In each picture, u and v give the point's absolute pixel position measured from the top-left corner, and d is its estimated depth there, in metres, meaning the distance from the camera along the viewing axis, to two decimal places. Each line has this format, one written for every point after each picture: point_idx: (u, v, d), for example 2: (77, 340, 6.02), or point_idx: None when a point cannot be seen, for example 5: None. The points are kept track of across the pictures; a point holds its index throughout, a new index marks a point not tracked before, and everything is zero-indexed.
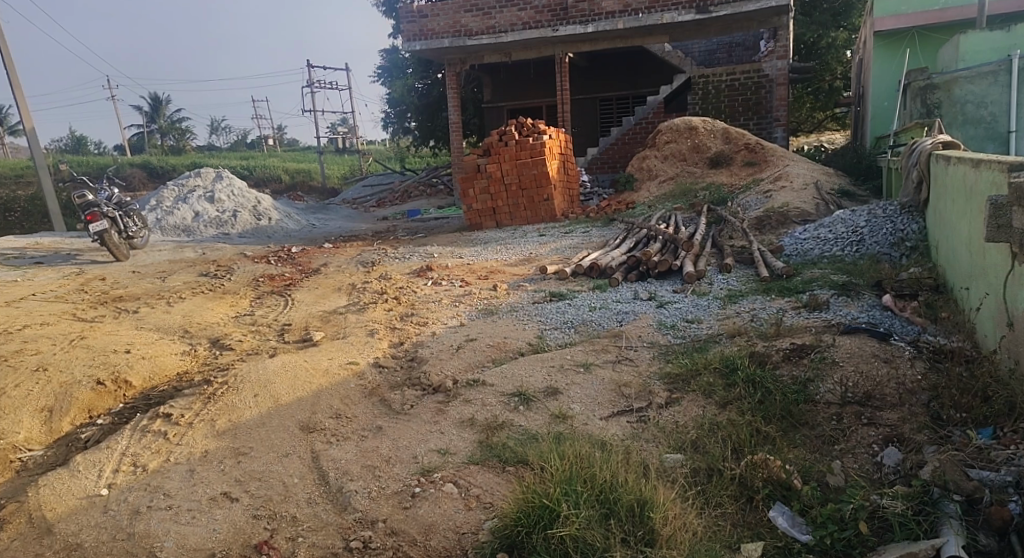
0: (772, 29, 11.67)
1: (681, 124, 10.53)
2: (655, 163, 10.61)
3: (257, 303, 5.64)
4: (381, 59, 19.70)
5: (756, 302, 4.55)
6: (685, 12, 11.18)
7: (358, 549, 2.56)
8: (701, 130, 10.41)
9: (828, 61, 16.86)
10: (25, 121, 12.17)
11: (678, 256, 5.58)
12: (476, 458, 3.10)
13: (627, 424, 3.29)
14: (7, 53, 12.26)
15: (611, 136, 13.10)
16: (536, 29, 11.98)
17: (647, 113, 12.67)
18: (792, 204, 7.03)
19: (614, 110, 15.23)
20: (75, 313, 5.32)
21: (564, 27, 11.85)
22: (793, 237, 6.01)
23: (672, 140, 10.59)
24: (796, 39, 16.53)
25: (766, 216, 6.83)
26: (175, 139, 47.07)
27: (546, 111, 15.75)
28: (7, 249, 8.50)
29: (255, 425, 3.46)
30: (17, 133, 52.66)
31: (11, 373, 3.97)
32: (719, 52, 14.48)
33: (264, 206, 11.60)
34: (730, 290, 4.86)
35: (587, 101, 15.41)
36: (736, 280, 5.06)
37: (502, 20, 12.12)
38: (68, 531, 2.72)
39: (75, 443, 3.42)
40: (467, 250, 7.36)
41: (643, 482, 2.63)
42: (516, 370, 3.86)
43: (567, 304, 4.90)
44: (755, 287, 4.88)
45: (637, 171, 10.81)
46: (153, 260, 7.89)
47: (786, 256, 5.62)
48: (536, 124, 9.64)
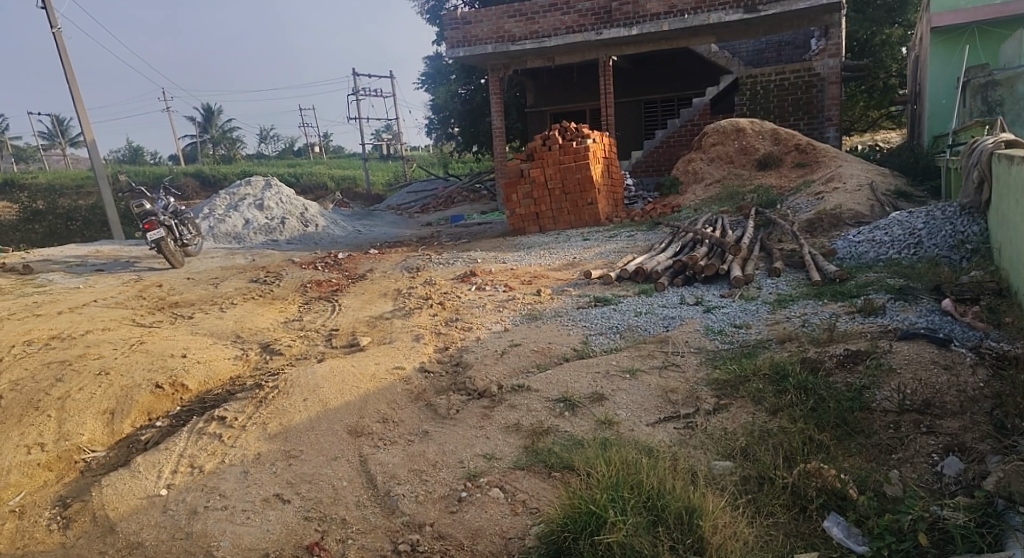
0: (824, 27, 11.35)
1: (728, 125, 10.36)
2: (700, 166, 10.45)
3: (305, 309, 5.75)
4: (424, 65, 19.97)
5: (808, 307, 4.43)
6: (734, 12, 10.97)
7: (406, 552, 2.59)
8: (749, 131, 10.23)
9: (883, 59, 16.40)
10: (85, 133, 12.66)
11: (725, 259, 5.48)
12: (522, 463, 3.11)
13: (675, 430, 3.25)
14: (70, 69, 12.80)
15: (656, 139, 12.97)
16: (579, 33, 11.92)
17: (692, 114, 12.51)
18: (844, 206, 6.85)
19: (658, 111, 15.07)
20: (134, 319, 5.51)
21: (608, 30, 11.72)
22: (846, 240, 5.84)
23: (718, 142, 10.43)
24: (848, 37, 16.09)
25: (817, 218, 6.67)
26: (226, 149, 48.59)
27: (589, 115, 15.67)
28: (70, 257, 8.85)
29: (304, 428, 3.53)
30: (78, 144, 55.19)
31: (76, 376, 4.12)
32: (768, 52, 14.29)
33: (312, 213, 11.87)
34: (779, 295, 4.75)
35: (631, 103, 15.30)
36: (785, 284, 4.95)
37: (546, 24, 12.14)
38: (129, 530, 2.82)
39: (135, 445, 3.53)
40: (511, 255, 7.38)
41: (692, 490, 2.61)
42: (561, 376, 3.84)
43: (611, 309, 4.86)
44: (806, 291, 4.76)
45: (682, 174, 10.68)
46: (207, 267, 8.11)
47: (839, 259, 5.48)
48: (580, 128, 9.61)
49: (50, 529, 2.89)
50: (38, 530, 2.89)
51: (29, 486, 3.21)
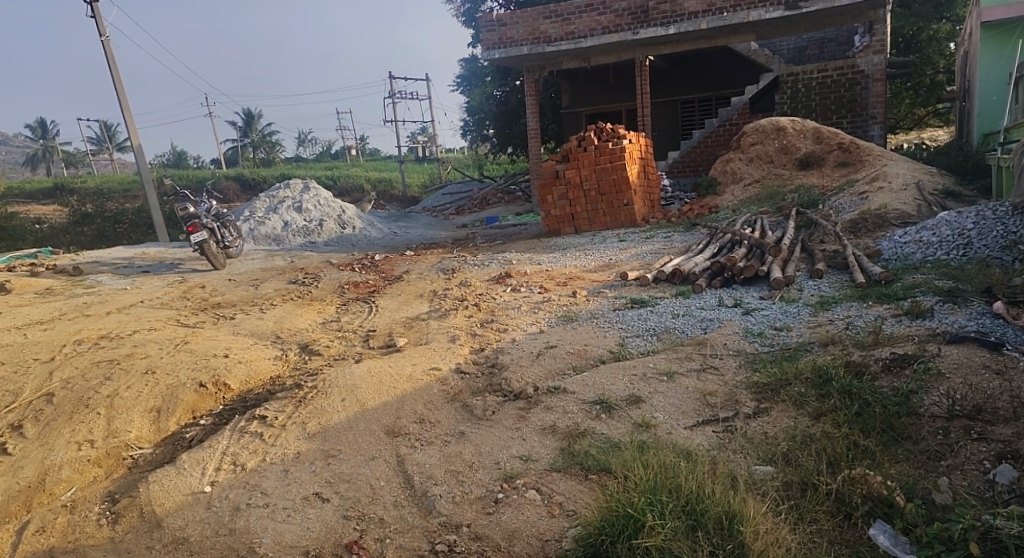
0: (868, 22, 11.11)
1: (768, 125, 10.23)
2: (739, 166, 10.34)
3: (343, 309, 5.83)
4: (459, 67, 20.10)
5: (852, 309, 4.34)
6: (774, 9, 10.79)
7: (443, 552, 2.60)
8: (789, 130, 10.07)
9: (930, 55, 15.95)
10: (133, 138, 13.04)
11: (764, 261, 5.39)
12: (558, 465, 3.10)
13: (713, 434, 3.21)
14: (119, 77, 13.21)
15: (693, 139, 12.85)
16: (615, 34, 11.87)
17: (731, 114, 12.37)
18: (890, 206, 6.69)
19: (696, 111, 14.93)
20: (178, 319, 5.63)
21: (644, 30, 11.63)
22: (892, 241, 5.70)
23: (758, 141, 10.30)
24: (893, 32, 15.74)
25: (861, 219, 6.53)
26: (265, 152, 49.70)
27: (625, 115, 15.58)
28: (117, 258, 9.13)
29: (343, 428, 3.57)
30: (125, 149, 57.09)
31: (124, 375, 4.23)
32: (809, 49, 14.08)
33: (349, 215, 12.04)
34: (821, 297, 4.66)
35: (668, 102, 15.19)
36: (828, 285, 4.86)
37: (582, 25, 12.09)
38: (176, 525, 2.89)
39: (180, 442, 3.61)
40: (545, 257, 7.38)
41: (732, 495, 2.58)
42: (597, 378, 3.81)
43: (648, 310, 4.82)
44: (850, 293, 4.66)
45: (720, 175, 10.58)
46: (247, 268, 8.27)
47: (884, 260, 5.36)
48: (616, 128, 9.57)
49: (100, 523, 2.97)
50: (89, 524, 2.97)
51: (79, 481, 3.31)
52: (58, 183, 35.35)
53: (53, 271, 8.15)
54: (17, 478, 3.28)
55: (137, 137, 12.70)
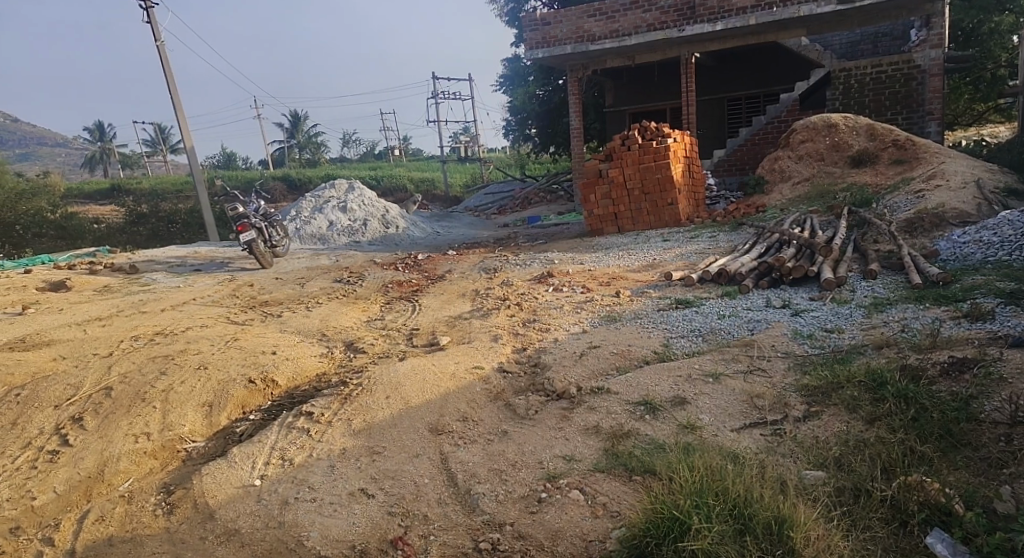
0: (925, 16, 10.88)
1: (819, 122, 10.02)
2: (788, 164, 10.16)
3: (387, 308, 5.90)
4: (502, 67, 20.20)
5: (908, 311, 4.21)
6: (826, 3, 10.52)
7: (488, 550, 2.62)
8: (842, 127, 9.84)
9: (993, 48, 15.28)
10: (186, 140, 13.44)
11: (814, 261, 5.27)
12: (602, 465, 3.08)
13: (761, 437, 3.15)
14: (172, 80, 13.63)
15: (740, 137, 12.67)
16: (660, 31, 11.72)
17: (780, 111, 12.17)
18: (948, 204, 6.45)
19: (743, 109, 14.70)
20: (228, 316, 5.77)
21: (691, 26, 11.44)
22: (950, 241, 5.54)
23: (808, 139, 10.09)
24: (952, 26, 15.27)
25: (917, 217, 6.33)
26: (312, 154, 50.96)
27: (670, 114, 15.50)
28: (170, 257, 9.41)
29: (388, 426, 3.61)
30: (178, 152, 59.12)
31: (177, 370, 4.35)
32: (863, 43, 13.69)
33: (392, 214, 12.16)
34: (875, 298, 4.54)
35: (715, 101, 15.00)
36: (883, 286, 4.73)
37: (626, 23, 11.96)
38: (228, 517, 2.96)
39: (231, 436, 3.70)
40: (588, 256, 7.35)
41: (782, 499, 2.54)
42: (642, 379, 3.78)
43: (694, 311, 4.76)
44: (905, 295, 4.53)
45: (768, 173, 10.42)
46: (294, 267, 8.43)
47: (942, 261, 5.20)
48: (661, 127, 9.49)
49: (155, 513, 3.05)
50: (145, 514, 3.06)
51: (136, 473, 3.41)
52: (115, 185, 36.72)
53: (110, 269, 8.42)
54: (78, 469, 3.39)
55: (190, 138, 13.08)
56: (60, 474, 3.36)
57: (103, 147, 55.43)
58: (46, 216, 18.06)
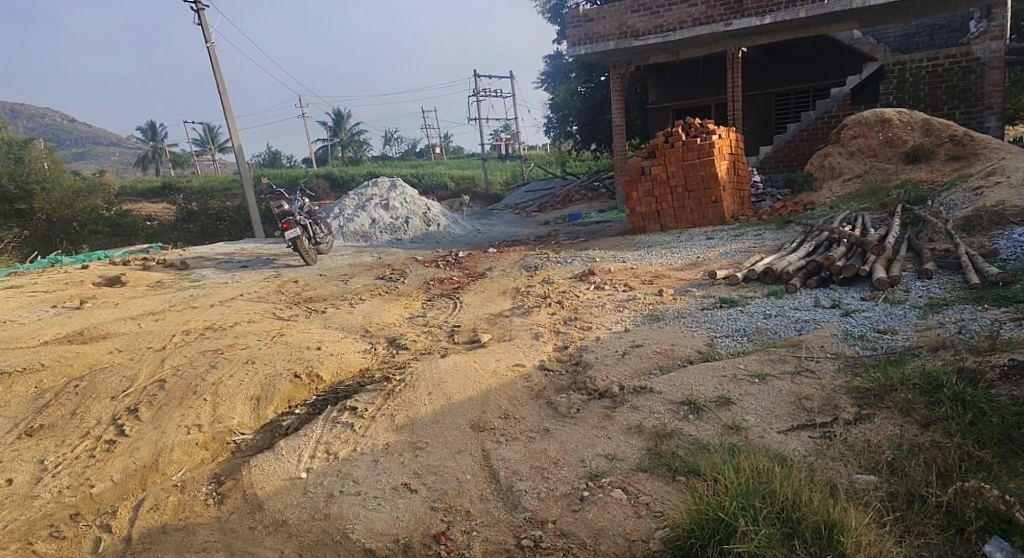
0: (986, 6, 10.59)
1: (871, 116, 9.81)
2: (838, 160, 10.00)
3: (428, 305, 5.94)
4: (545, 65, 20.27)
5: (966, 312, 4.08)
6: None
7: (531, 547, 2.63)
8: (896, 123, 9.62)
9: None
10: (233, 139, 13.77)
11: (866, 261, 5.14)
12: (644, 465, 3.06)
13: (810, 439, 3.09)
14: (222, 81, 13.97)
15: (787, 134, 12.46)
16: (707, 25, 11.50)
17: (830, 106, 11.94)
18: (1009, 202, 6.20)
19: (791, 104, 14.42)
20: (274, 312, 5.88)
21: (739, 20, 11.20)
22: (1010, 240, 5.34)
23: (860, 134, 9.88)
24: (1014, 17, 14.74)
25: (975, 216, 6.12)
26: (355, 151, 51.82)
27: (715, 110, 15.28)
28: (219, 254, 9.65)
29: (430, 422, 3.64)
30: (225, 151, 60.83)
31: (227, 364, 4.45)
32: (918, 36, 13.41)
33: (434, 212, 12.24)
34: (930, 299, 4.41)
35: (763, 96, 14.75)
36: (939, 287, 4.58)
37: (671, 18, 11.83)
38: (275, 508, 3.02)
39: (278, 430, 3.77)
40: (631, 254, 7.30)
41: (832, 503, 2.49)
42: (685, 378, 3.74)
43: (739, 311, 4.69)
44: (963, 295, 4.39)
45: (817, 170, 10.27)
46: (337, 264, 8.55)
47: (1002, 260, 5.02)
48: (705, 123, 9.37)
49: (207, 503, 3.13)
50: (197, 504, 3.14)
51: (188, 463, 3.50)
52: (166, 183, 37.82)
53: (163, 265, 8.66)
54: (134, 458, 3.50)
55: (237, 138, 13.38)
56: (117, 463, 3.47)
57: (152, 146, 57.35)
58: (102, 214, 18.90)
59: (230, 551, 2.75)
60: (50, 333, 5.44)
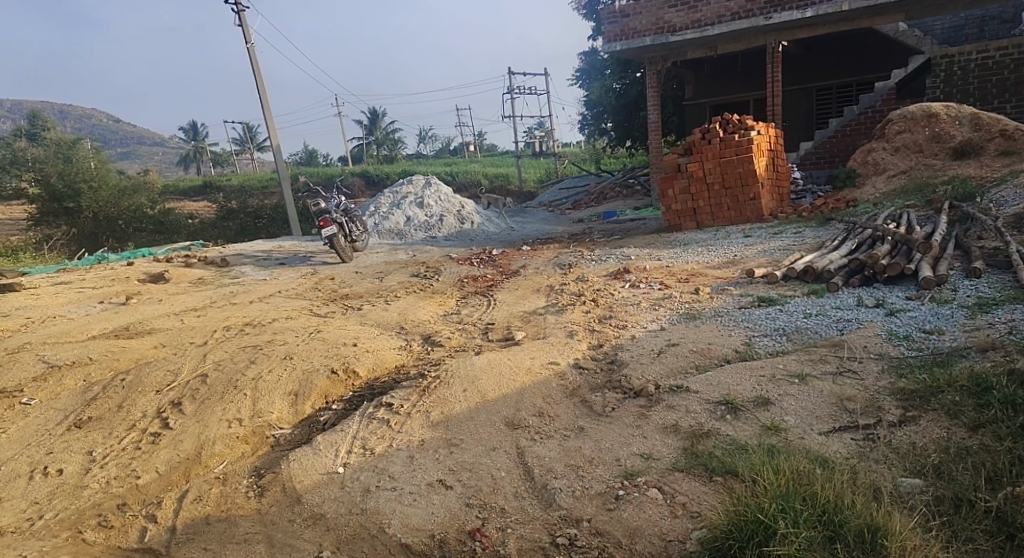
0: None
1: (918, 111, 9.61)
2: (883, 156, 9.81)
3: (463, 302, 5.97)
4: (579, 62, 20.22)
5: (1017, 313, 3.95)
6: None
7: (566, 545, 2.62)
8: (943, 117, 9.39)
9: None
10: (272, 138, 14.01)
11: (911, 258, 5.02)
12: (680, 465, 3.03)
13: (853, 441, 3.03)
14: (261, 81, 14.23)
15: (829, 129, 12.24)
16: (747, 20, 11.31)
17: (875, 100, 11.70)
18: None
19: (833, 99, 14.14)
20: (311, 309, 5.97)
21: (779, 14, 11.00)
22: None
23: (905, 130, 9.71)
24: None
25: None
26: (389, 150, 52.32)
27: (753, 106, 15.00)
28: (258, 251, 9.83)
29: (465, 419, 3.66)
30: (264, 150, 62.02)
31: (265, 359, 4.54)
32: (967, 28, 13.01)
33: (467, 210, 12.29)
34: (980, 298, 4.28)
35: (804, 91, 14.47)
36: (988, 286, 4.45)
37: (709, 12, 11.64)
38: (313, 502, 3.07)
39: (316, 425, 3.83)
40: (666, 252, 7.23)
41: (875, 506, 2.44)
42: (722, 378, 3.69)
43: (778, 309, 4.62)
44: (1013, 294, 4.25)
45: (861, 166, 10.12)
46: (373, 261, 8.64)
47: None
48: (744, 119, 9.25)
49: (248, 495, 3.19)
50: (239, 496, 3.20)
51: (230, 456, 3.57)
52: (206, 182, 38.61)
53: (203, 262, 8.85)
54: (178, 450, 3.59)
55: (276, 137, 13.62)
56: (161, 455, 3.56)
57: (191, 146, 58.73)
58: (146, 212, 19.41)
59: (270, 544, 2.80)
60: (97, 327, 5.60)
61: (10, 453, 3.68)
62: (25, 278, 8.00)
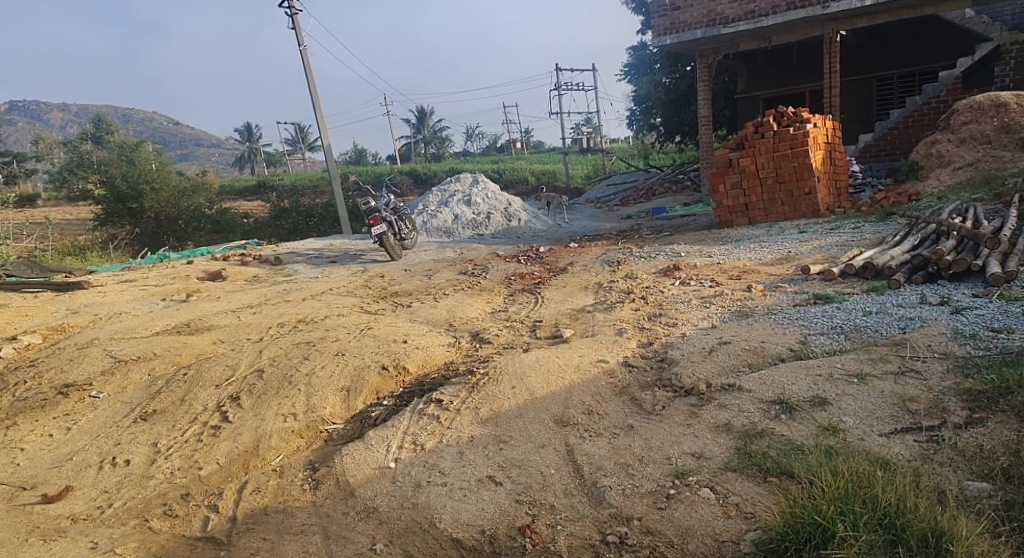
0: None
1: (986, 101, 9.28)
2: (947, 148, 9.48)
3: (510, 300, 6.00)
4: (627, 56, 19.97)
5: None
6: None
7: (616, 544, 2.62)
8: (1013, 106, 9.03)
9: None
10: (323, 138, 14.30)
11: (979, 254, 4.83)
12: (733, 465, 2.99)
13: (915, 443, 2.93)
14: (313, 82, 14.51)
15: (890, 120, 11.86)
16: (803, 8, 10.99)
17: (939, 90, 11.35)
18: None
19: (894, 89, 13.67)
20: (362, 306, 6.08)
21: (837, 2, 10.67)
22: None
23: (972, 120, 9.35)
24: None
25: None
26: (436, 148, 52.84)
27: (808, 97, 14.67)
28: (310, 249, 10.05)
29: (514, 415, 3.68)
30: (315, 150, 63.35)
31: (319, 355, 4.65)
32: None
33: (515, 208, 12.33)
34: None
35: (863, 82, 14.04)
36: None
37: (763, 2, 11.37)
38: (366, 495, 3.12)
39: (367, 420, 3.90)
40: (717, 249, 7.12)
41: (940, 511, 2.36)
42: (776, 377, 3.62)
43: (835, 307, 4.50)
44: None
45: (924, 158, 9.76)
46: (421, 259, 8.73)
47: None
48: (799, 112, 9.03)
49: (303, 488, 3.27)
50: (295, 488, 3.28)
51: (286, 449, 3.67)
52: (260, 181, 39.62)
53: (259, 260, 9.09)
54: (237, 443, 3.71)
55: (327, 136, 13.89)
56: (221, 447, 3.68)
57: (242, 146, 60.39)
58: (205, 212, 19.98)
59: (326, 535, 2.87)
60: (160, 323, 5.81)
61: (80, 444, 3.85)
62: (94, 276, 8.35)
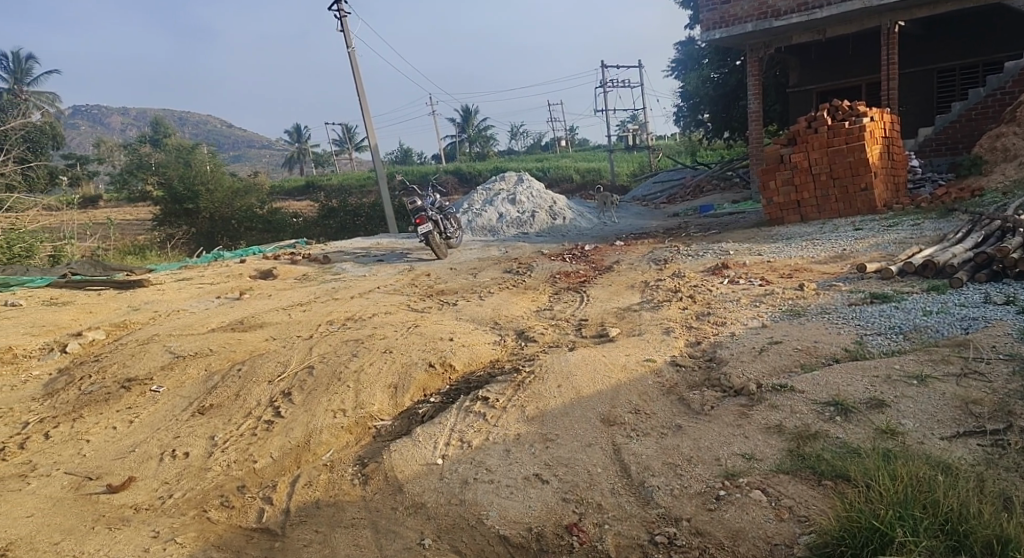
0: None
1: None
2: (1014, 141, 9.13)
3: (555, 298, 5.99)
4: (675, 51, 19.68)
5: None
6: None
7: (665, 544, 2.59)
8: None
9: None
10: (370, 138, 14.52)
11: None
12: (785, 467, 2.93)
13: (979, 448, 2.82)
14: (360, 84, 14.72)
15: (952, 113, 11.50)
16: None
17: (1004, 81, 10.78)
18: None
19: (955, 81, 13.19)
20: (409, 304, 6.15)
21: None
22: None
23: None
24: None
25: None
26: (480, 147, 53.05)
27: (865, 89, 14.17)
28: (357, 248, 10.22)
29: (561, 413, 3.68)
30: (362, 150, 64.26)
31: (368, 352, 4.73)
32: None
33: (559, 205, 12.29)
34: None
35: (921, 74, 13.59)
36: None
37: None
38: (414, 491, 3.16)
39: (414, 417, 3.95)
40: (766, 247, 7.00)
41: (1006, 517, 2.27)
42: (831, 378, 3.54)
43: (891, 307, 4.38)
44: None
45: (988, 152, 9.48)
46: (466, 258, 8.78)
47: None
48: (855, 106, 8.83)
49: (353, 483, 3.32)
50: (344, 483, 3.34)
51: (335, 444, 3.74)
52: (309, 182, 40.41)
53: (308, 259, 9.28)
54: (289, 437, 3.80)
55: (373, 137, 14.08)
56: (274, 441, 3.78)
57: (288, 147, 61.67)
58: (256, 212, 20.45)
59: (375, 529, 2.91)
60: (216, 320, 5.99)
61: (143, 436, 4.00)
62: (153, 274, 8.66)
